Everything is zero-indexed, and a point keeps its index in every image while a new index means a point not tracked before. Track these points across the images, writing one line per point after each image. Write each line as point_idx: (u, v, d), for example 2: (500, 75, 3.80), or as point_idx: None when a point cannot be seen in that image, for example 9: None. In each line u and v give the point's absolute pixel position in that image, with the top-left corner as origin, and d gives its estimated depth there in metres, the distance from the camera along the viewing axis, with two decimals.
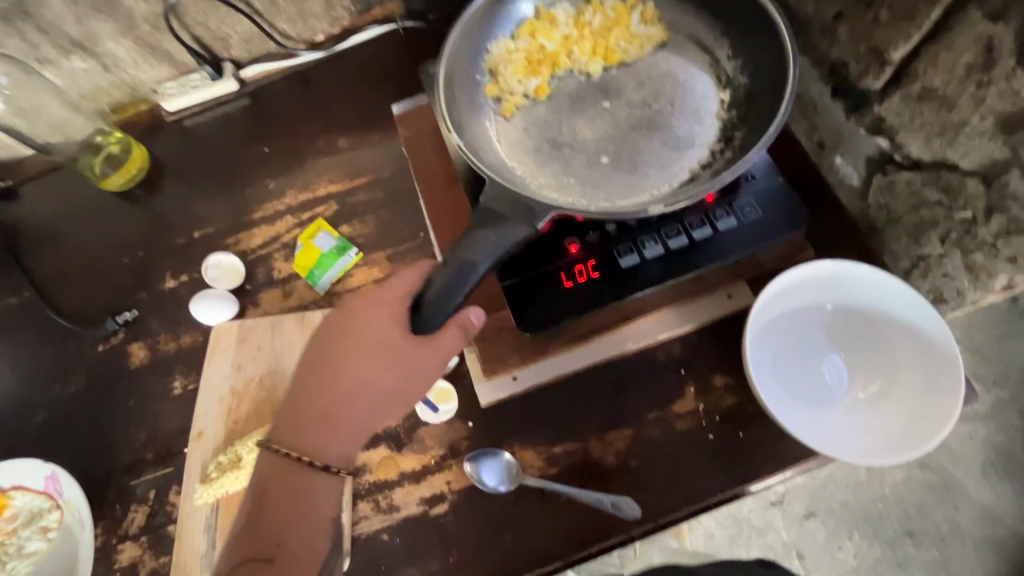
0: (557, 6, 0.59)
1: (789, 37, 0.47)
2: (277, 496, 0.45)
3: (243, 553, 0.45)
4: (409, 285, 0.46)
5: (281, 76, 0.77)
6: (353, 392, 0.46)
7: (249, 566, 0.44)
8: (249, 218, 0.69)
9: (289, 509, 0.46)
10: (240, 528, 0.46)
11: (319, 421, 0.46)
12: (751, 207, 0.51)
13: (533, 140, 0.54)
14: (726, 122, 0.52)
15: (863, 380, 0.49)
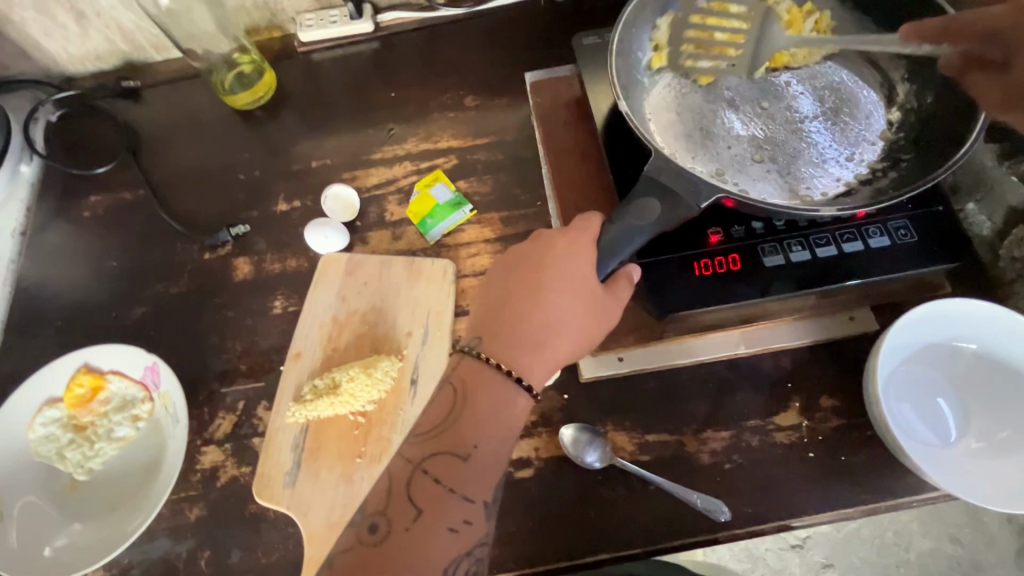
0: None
1: None
2: (473, 399, 0.43)
3: (432, 448, 0.42)
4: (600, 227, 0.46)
5: (414, 27, 0.77)
6: (549, 317, 0.44)
7: (440, 462, 0.41)
8: (367, 158, 0.70)
9: (484, 414, 0.42)
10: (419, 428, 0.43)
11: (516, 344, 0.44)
12: (905, 232, 0.51)
13: (689, 124, 0.54)
14: (891, 143, 0.52)
15: (994, 424, 0.48)
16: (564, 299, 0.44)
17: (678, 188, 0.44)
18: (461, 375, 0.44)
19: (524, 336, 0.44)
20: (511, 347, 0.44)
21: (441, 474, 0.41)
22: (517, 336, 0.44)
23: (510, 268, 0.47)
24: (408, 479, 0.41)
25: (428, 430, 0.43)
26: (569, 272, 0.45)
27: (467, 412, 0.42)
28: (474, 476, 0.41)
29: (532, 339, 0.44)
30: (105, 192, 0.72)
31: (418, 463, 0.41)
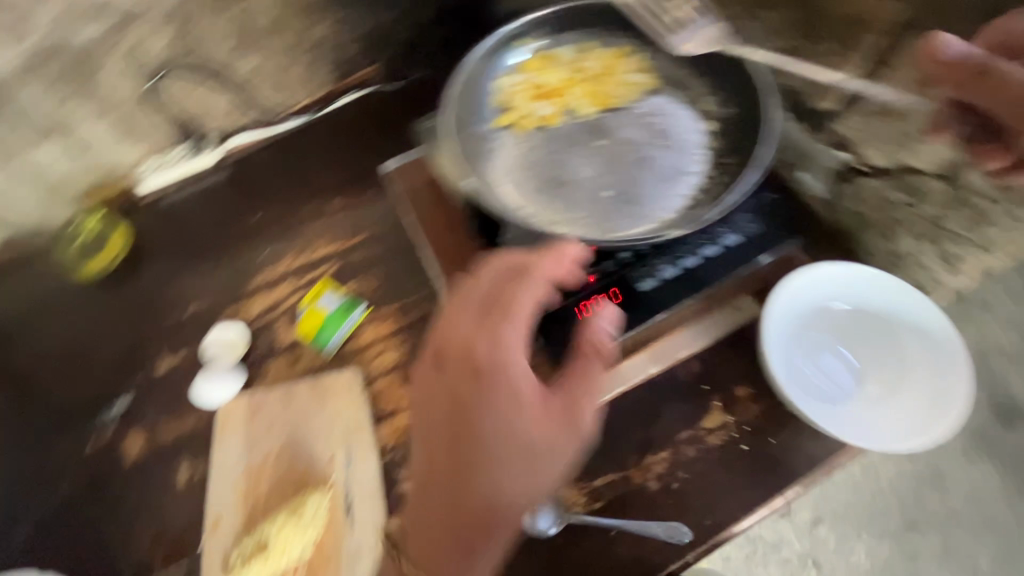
0: (560, 48, 0.62)
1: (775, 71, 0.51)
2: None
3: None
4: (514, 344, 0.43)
5: (263, 145, 0.77)
6: (495, 471, 0.42)
7: None
8: (246, 288, 0.68)
9: None
10: None
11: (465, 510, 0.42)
12: (750, 222, 0.56)
13: (537, 180, 0.57)
14: (714, 150, 0.56)
15: (880, 368, 0.52)
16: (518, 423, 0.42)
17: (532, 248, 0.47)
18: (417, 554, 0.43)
19: (483, 480, 0.42)
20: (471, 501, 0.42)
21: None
22: (478, 484, 0.42)
23: (443, 389, 0.43)
24: None
25: None
26: (499, 414, 0.42)
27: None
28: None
29: (484, 502, 0.42)
30: None
31: None
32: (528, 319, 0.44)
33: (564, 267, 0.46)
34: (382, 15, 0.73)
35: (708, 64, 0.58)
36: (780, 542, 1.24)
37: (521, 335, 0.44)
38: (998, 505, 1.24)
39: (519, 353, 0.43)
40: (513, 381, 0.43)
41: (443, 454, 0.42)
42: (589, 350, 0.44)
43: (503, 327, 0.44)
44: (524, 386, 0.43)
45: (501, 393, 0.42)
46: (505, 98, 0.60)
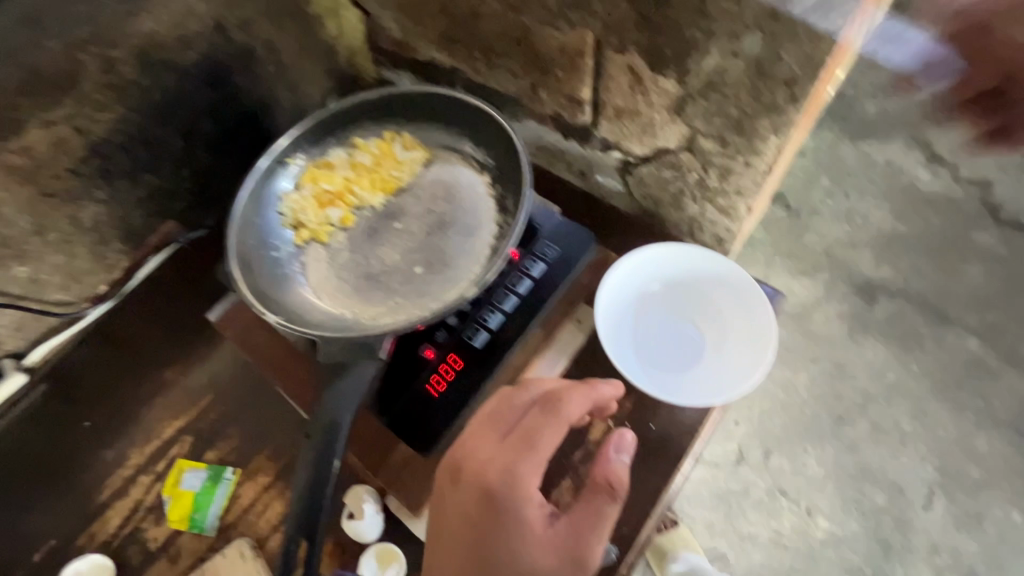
0: (330, 153, 0.64)
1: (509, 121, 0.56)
2: None
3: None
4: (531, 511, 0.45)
5: (74, 344, 0.69)
6: None
7: None
8: (98, 504, 0.62)
9: None
10: None
11: None
12: (551, 248, 0.59)
13: (349, 282, 0.58)
14: (498, 196, 0.60)
15: (706, 324, 0.59)
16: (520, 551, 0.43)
17: (346, 358, 0.47)
18: None
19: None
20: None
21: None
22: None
23: (457, 518, 0.45)
24: None
25: None
26: (512, 541, 0.44)
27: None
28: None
29: None
30: None
31: None
32: (552, 448, 0.46)
33: (582, 407, 0.47)
34: (152, 177, 0.70)
35: (463, 125, 0.63)
36: (746, 488, 1.30)
37: (538, 460, 0.46)
38: (897, 369, 1.39)
39: (529, 477, 0.45)
40: (517, 510, 0.44)
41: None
42: (601, 489, 0.45)
43: (524, 455, 0.46)
44: (529, 512, 0.45)
45: (506, 521, 0.44)
46: (293, 215, 0.61)
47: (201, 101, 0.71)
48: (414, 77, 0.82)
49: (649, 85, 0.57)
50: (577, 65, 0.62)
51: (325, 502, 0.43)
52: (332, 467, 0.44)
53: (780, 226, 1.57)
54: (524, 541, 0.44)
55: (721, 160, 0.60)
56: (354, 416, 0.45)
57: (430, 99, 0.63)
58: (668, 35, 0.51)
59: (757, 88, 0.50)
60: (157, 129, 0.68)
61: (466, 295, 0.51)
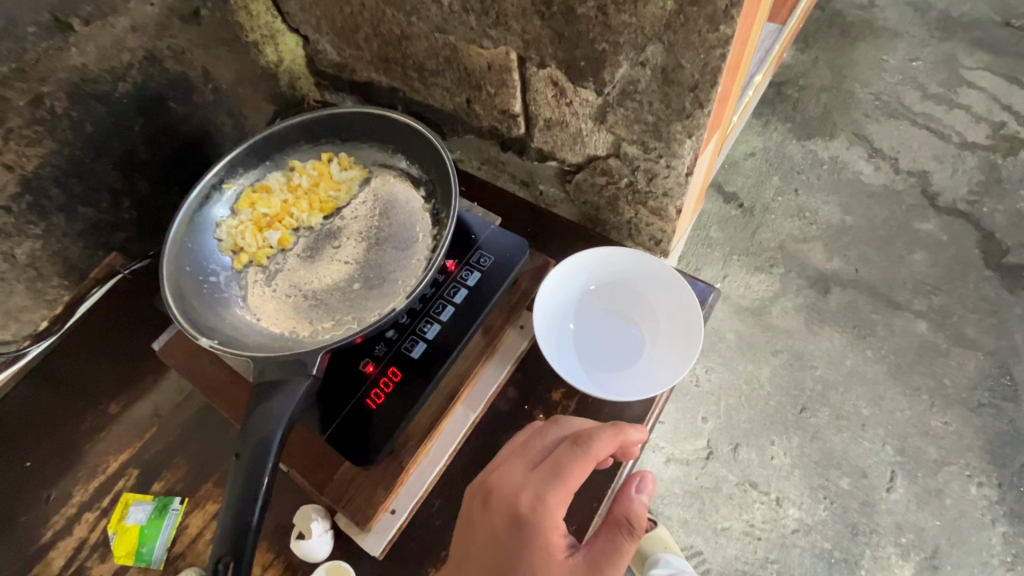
0: (268, 177, 0.65)
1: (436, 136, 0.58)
2: None
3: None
4: (556, 542, 0.46)
5: (15, 381, 0.70)
6: None
7: None
8: (39, 545, 0.60)
9: None
10: None
11: None
12: (485, 257, 0.61)
13: (289, 301, 0.58)
14: (432, 210, 0.62)
15: (642, 321, 0.62)
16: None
17: (277, 375, 0.48)
18: None
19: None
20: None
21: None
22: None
23: (485, 542, 0.47)
24: None
25: None
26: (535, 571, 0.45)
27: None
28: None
29: None
30: None
31: None
32: (578, 483, 0.47)
33: (606, 446, 0.48)
34: (90, 209, 0.70)
35: (397, 144, 0.65)
36: (717, 483, 1.32)
37: (566, 492, 0.47)
38: (854, 356, 1.44)
39: (556, 509, 0.47)
40: (543, 539, 0.46)
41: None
42: (624, 525, 0.47)
43: (552, 485, 0.47)
44: (554, 540, 0.46)
45: (532, 547, 0.46)
46: (231, 239, 0.61)
47: (138, 131, 0.71)
48: (357, 100, 0.85)
49: (571, 96, 0.60)
50: (505, 80, 0.65)
51: (254, 517, 0.44)
52: (262, 482, 0.44)
53: (735, 224, 1.62)
54: (546, 567, 0.45)
55: (645, 164, 0.62)
56: (283, 432, 0.45)
57: (361, 119, 0.65)
58: (582, 48, 0.54)
59: (666, 95, 0.53)
60: (91, 162, 0.68)
61: (398, 307, 0.52)
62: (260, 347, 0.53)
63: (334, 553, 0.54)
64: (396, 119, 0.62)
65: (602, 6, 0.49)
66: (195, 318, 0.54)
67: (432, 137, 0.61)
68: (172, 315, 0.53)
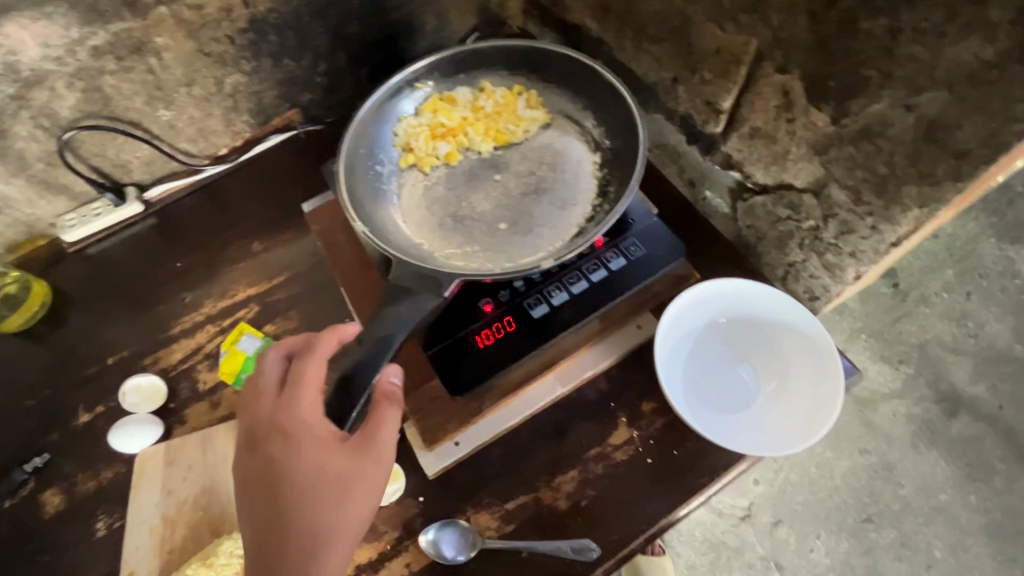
0: (457, 91, 0.65)
1: (639, 109, 0.55)
2: None
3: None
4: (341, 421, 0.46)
5: (186, 192, 0.79)
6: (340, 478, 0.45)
7: None
8: (167, 335, 0.69)
9: None
10: None
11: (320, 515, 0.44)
12: (636, 246, 0.58)
13: (436, 217, 0.59)
14: (601, 180, 0.60)
15: (771, 375, 0.56)
16: (271, 484, 0.46)
17: (414, 284, 0.51)
18: None
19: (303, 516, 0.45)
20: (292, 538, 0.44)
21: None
22: (296, 519, 0.45)
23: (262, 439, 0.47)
24: None
25: None
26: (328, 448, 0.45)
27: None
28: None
29: (330, 504, 0.44)
30: None
31: None
32: (315, 387, 0.47)
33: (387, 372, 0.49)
34: (293, 64, 0.75)
35: (590, 104, 0.63)
36: (742, 547, 1.26)
37: (309, 390, 0.47)
38: (951, 492, 1.27)
39: (303, 409, 0.46)
40: (306, 435, 0.46)
41: (267, 496, 0.46)
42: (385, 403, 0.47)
43: (293, 394, 0.47)
44: (312, 435, 0.46)
45: (296, 439, 0.46)
46: (406, 138, 0.62)
47: (356, 5, 0.73)
48: (557, 38, 0.81)
49: (798, 113, 0.54)
50: (729, 71, 0.59)
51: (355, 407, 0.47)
52: (375, 377, 0.47)
53: (883, 302, 1.43)
54: (319, 453, 0.45)
55: (845, 213, 0.55)
56: (406, 337, 0.49)
57: (565, 66, 0.63)
58: (839, 67, 0.47)
59: (917, 152, 0.46)
60: (309, 21, 0.71)
61: (541, 265, 0.51)
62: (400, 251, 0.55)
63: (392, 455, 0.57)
64: (601, 78, 0.59)
65: (895, 28, 0.43)
66: (355, 200, 0.56)
67: (632, 108, 0.58)
68: (337, 190, 0.55)
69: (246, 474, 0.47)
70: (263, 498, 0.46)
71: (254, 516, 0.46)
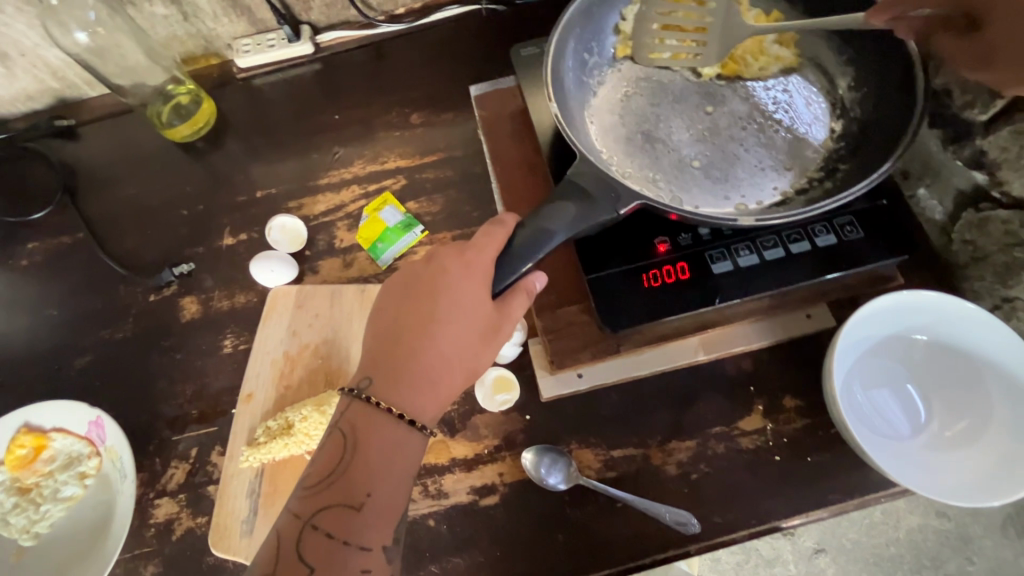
0: None
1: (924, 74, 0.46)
2: (367, 447, 0.41)
3: (320, 502, 0.41)
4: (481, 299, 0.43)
5: (357, 45, 0.76)
6: (458, 349, 0.43)
7: (329, 516, 0.40)
8: (314, 183, 0.68)
9: (381, 459, 0.41)
10: (307, 482, 0.42)
11: (428, 374, 0.43)
12: (851, 228, 0.50)
13: (626, 129, 0.53)
14: (831, 154, 0.51)
15: (956, 418, 0.48)
16: (401, 321, 0.44)
17: (597, 192, 0.44)
18: (352, 420, 0.42)
19: (426, 350, 0.43)
20: (411, 368, 0.43)
21: (332, 529, 0.40)
22: (403, 365, 0.43)
23: (415, 287, 0.45)
24: (297, 535, 0.40)
25: (316, 482, 0.41)
26: (464, 318, 0.43)
27: (367, 439, 0.42)
28: (366, 527, 0.40)
29: (439, 368, 0.43)
30: (42, 238, 0.69)
31: (307, 517, 0.40)
32: (482, 255, 0.43)
33: (534, 268, 0.43)
34: None
35: (856, 57, 0.53)
36: (774, 560, 1.10)
37: (476, 258, 0.43)
38: None
39: (464, 273, 0.43)
40: (453, 298, 0.43)
41: (395, 322, 0.44)
42: (519, 286, 0.44)
43: (460, 257, 0.44)
44: (457, 300, 0.43)
45: (443, 299, 0.43)
46: (637, 26, 0.56)
47: None
48: None
49: None
50: None
51: (502, 283, 0.43)
52: (524, 264, 0.42)
53: None
54: (455, 321, 0.43)
55: None
56: (568, 239, 0.42)
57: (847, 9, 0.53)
58: None
59: None
60: None
61: (738, 221, 0.43)
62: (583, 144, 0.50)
63: (508, 366, 0.55)
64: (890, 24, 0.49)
65: None
66: (556, 67, 0.52)
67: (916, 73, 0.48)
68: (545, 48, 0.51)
69: (385, 310, 0.45)
70: (391, 325, 0.44)
71: (374, 347, 0.44)
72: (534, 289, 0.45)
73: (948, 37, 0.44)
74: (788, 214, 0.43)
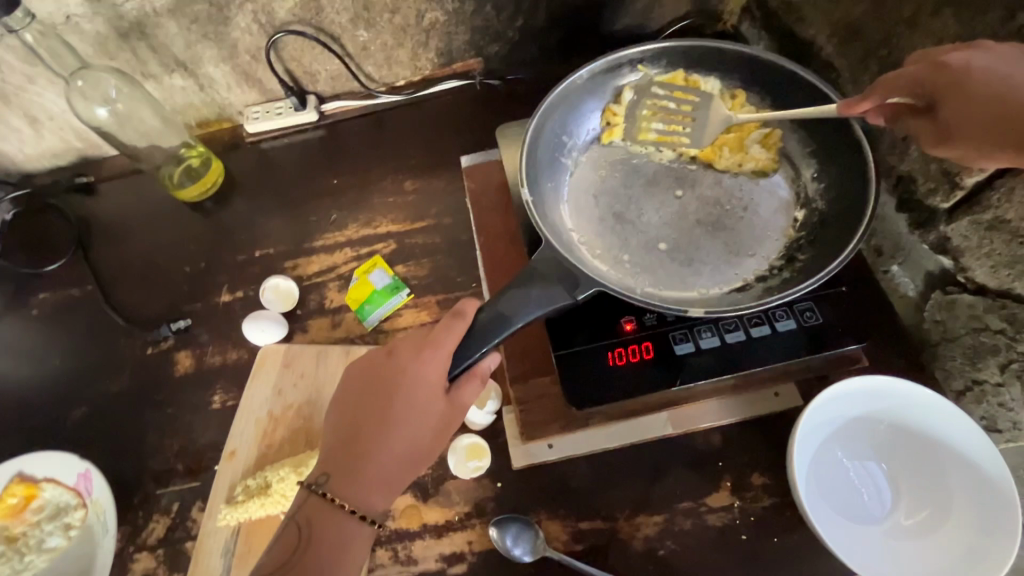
0: (708, 81, 0.60)
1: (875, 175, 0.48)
2: (320, 538, 0.44)
3: None
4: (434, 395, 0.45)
5: (359, 114, 0.81)
6: (411, 443, 0.45)
7: None
8: (309, 245, 0.72)
9: (331, 549, 0.44)
10: (262, 569, 0.44)
11: (383, 468, 0.45)
12: (812, 313, 0.52)
13: (598, 210, 0.56)
14: (792, 243, 0.54)
15: (919, 505, 0.48)
16: (360, 416, 0.46)
17: (555, 279, 0.46)
18: (308, 512, 0.45)
19: (382, 446, 0.45)
20: (367, 463, 0.45)
21: None
22: (359, 459, 0.45)
23: (374, 381, 0.47)
24: None
25: (272, 570, 0.44)
26: (417, 414, 0.45)
27: (322, 531, 0.44)
28: None
29: (393, 461, 0.45)
30: (53, 289, 0.73)
31: None
32: (436, 355, 0.45)
33: (491, 351, 0.45)
34: (492, 14, 0.73)
35: (819, 149, 0.56)
36: None
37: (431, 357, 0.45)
38: None
39: (418, 372, 0.45)
40: (409, 393, 0.45)
41: (355, 418, 0.46)
42: (474, 372, 0.46)
43: (418, 353, 0.46)
44: (411, 397, 0.45)
45: (399, 396, 0.45)
46: (627, 112, 0.60)
47: None
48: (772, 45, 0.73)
49: None
50: None
51: (457, 367, 0.45)
52: (483, 348, 0.44)
53: None
54: (409, 416, 0.45)
55: None
56: (524, 324, 0.44)
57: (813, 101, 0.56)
58: None
59: None
60: None
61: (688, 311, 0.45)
62: (553, 225, 0.53)
63: (482, 433, 0.57)
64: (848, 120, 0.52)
65: None
66: (533, 148, 0.55)
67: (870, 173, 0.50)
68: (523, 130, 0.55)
69: (348, 401, 0.48)
70: (351, 418, 0.47)
71: (336, 437, 0.47)
72: (487, 372, 0.47)
73: (917, 119, 0.46)
74: (737, 308, 0.45)
